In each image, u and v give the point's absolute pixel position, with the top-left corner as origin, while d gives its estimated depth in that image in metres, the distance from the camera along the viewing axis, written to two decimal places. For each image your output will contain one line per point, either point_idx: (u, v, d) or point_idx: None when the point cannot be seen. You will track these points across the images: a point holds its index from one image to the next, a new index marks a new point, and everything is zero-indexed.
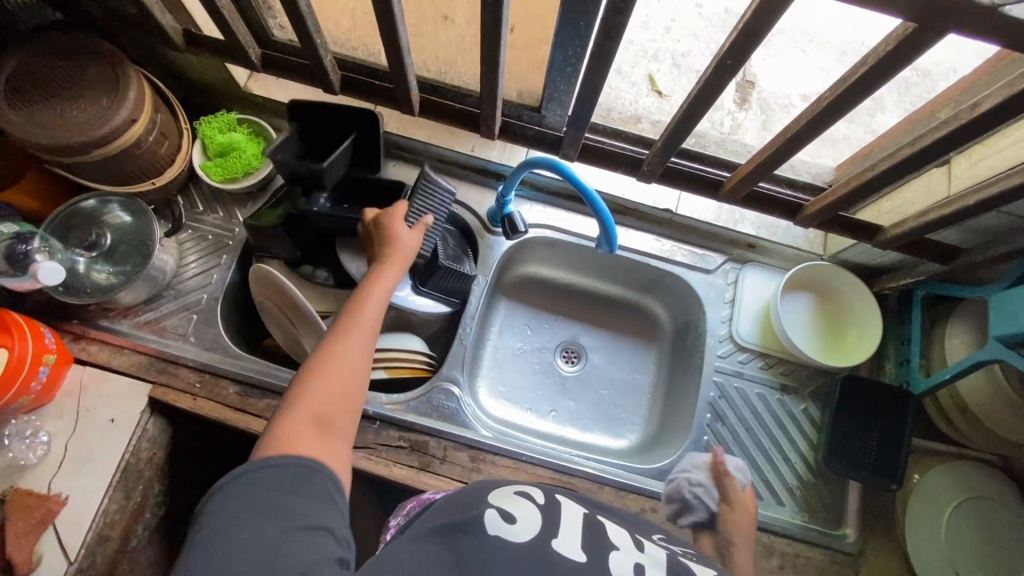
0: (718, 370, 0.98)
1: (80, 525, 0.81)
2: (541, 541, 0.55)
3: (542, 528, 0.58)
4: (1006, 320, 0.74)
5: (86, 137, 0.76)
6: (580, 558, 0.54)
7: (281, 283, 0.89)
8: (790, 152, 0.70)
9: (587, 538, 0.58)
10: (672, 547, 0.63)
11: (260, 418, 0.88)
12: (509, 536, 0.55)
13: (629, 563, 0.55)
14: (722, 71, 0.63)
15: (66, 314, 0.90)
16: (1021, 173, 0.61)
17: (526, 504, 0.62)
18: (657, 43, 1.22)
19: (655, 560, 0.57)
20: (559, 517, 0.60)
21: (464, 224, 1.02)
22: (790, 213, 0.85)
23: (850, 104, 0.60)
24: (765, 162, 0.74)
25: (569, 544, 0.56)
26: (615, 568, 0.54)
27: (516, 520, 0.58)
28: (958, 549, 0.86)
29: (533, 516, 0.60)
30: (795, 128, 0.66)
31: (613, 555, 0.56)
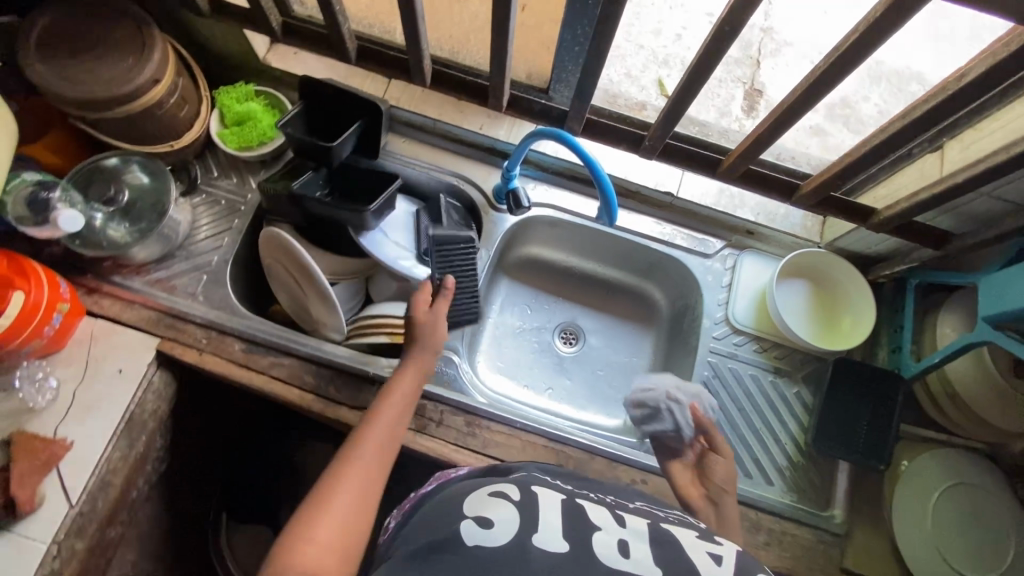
0: (712, 351, 1.00)
1: (83, 469, 0.83)
2: (523, 539, 0.52)
3: (521, 524, 0.53)
4: (995, 302, 0.75)
5: (111, 93, 0.80)
6: (564, 550, 0.51)
7: (291, 244, 0.91)
8: (786, 126, 0.73)
9: (571, 526, 0.55)
10: (654, 513, 0.63)
11: (263, 374, 0.90)
12: (490, 543, 0.51)
13: (614, 545, 0.54)
14: (722, 41, 0.66)
15: (81, 268, 0.93)
16: (1008, 150, 0.63)
17: (503, 502, 0.57)
18: (668, 49, 1.24)
19: (637, 532, 0.56)
20: (538, 512, 0.56)
21: (470, 201, 1.04)
22: (787, 193, 0.87)
23: (842, 74, 0.63)
24: (761, 139, 0.76)
25: (552, 537, 0.53)
26: (600, 550, 0.52)
27: (493, 523, 0.54)
28: (945, 535, 0.88)
29: (511, 515, 0.55)
30: (791, 101, 0.69)
31: (596, 535, 0.54)
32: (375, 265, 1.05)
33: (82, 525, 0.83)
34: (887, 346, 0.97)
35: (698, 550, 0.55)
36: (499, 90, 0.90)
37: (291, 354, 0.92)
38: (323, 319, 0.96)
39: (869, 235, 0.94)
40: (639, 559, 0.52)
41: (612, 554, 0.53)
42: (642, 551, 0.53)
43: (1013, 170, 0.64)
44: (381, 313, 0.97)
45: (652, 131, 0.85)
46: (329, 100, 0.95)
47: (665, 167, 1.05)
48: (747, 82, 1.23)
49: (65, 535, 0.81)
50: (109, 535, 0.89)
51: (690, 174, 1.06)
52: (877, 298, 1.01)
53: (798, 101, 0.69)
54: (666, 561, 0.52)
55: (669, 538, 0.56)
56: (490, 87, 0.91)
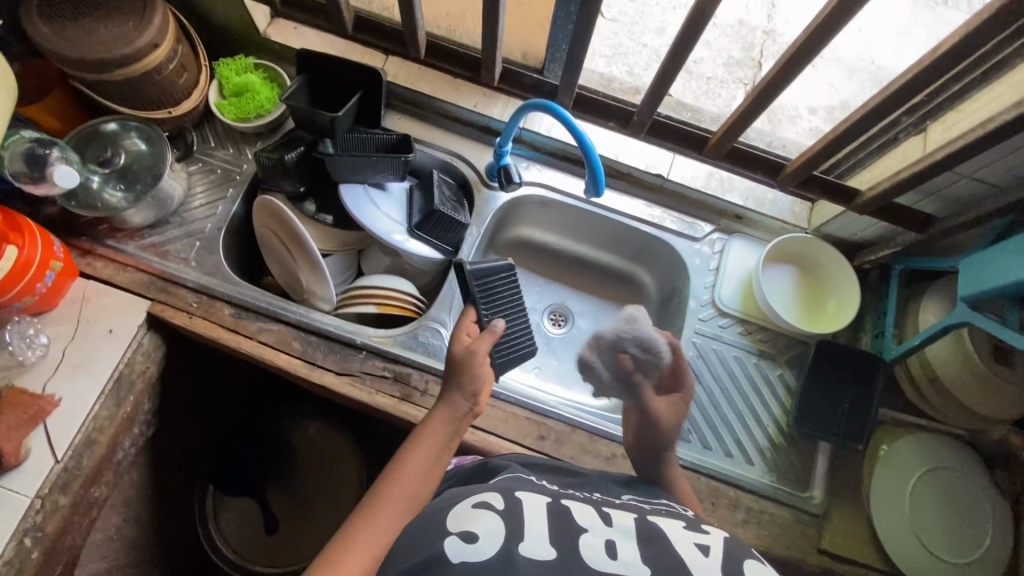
0: (697, 332, 1.01)
1: (70, 426, 0.84)
2: (509, 549, 0.52)
3: (508, 536, 0.54)
4: (971, 279, 0.77)
5: (111, 54, 0.81)
6: (550, 559, 0.53)
7: (285, 212, 0.94)
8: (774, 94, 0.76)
9: (557, 533, 0.56)
10: (641, 507, 0.65)
11: (251, 339, 0.91)
12: (478, 558, 0.52)
13: (600, 545, 0.55)
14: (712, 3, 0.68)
15: (76, 230, 0.94)
16: (984, 125, 0.65)
17: (487, 512, 0.57)
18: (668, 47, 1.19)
19: (624, 530, 0.58)
20: (523, 518, 0.57)
21: (463, 177, 1.06)
22: (773, 171, 0.95)
23: (827, 37, 0.65)
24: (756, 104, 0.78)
25: (538, 546, 0.54)
26: (586, 552, 0.54)
27: (479, 535, 0.54)
28: (922, 518, 0.89)
29: (497, 526, 0.55)
30: (779, 69, 0.71)
31: (582, 537, 0.56)
32: (368, 239, 1.07)
33: (67, 480, 0.84)
34: (870, 331, 0.98)
35: (685, 543, 0.57)
36: (491, 63, 0.93)
37: (279, 320, 0.93)
38: (312, 288, 0.97)
39: (855, 221, 0.95)
40: (625, 559, 0.53)
41: (599, 555, 0.54)
42: (629, 552, 0.54)
43: (988, 146, 0.66)
44: (372, 284, 0.99)
45: (639, 110, 0.91)
46: (329, 74, 0.97)
47: (657, 149, 1.06)
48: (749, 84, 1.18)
49: (49, 490, 0.82)
50: (93, 494, 0.90)
51: (682, 158, 1.06)
52: (863, 284, 1.02)
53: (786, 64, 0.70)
54: (653, 562, 0.54)
55: (654, 533, 0.58)
56: (482, 61, 0.94)
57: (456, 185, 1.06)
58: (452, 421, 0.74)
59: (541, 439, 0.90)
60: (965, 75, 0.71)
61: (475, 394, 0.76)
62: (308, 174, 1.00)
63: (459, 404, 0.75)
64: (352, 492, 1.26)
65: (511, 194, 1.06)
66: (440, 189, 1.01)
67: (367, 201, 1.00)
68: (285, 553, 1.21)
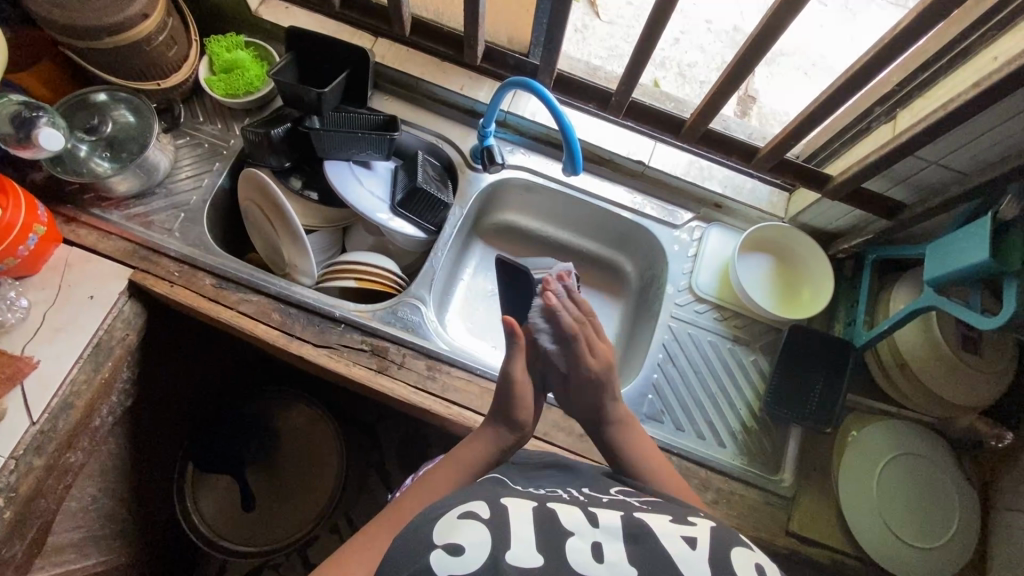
0: (673, 317, 1.02)
1: (47, 388, 0.85)
2: (495, 557, 0.49)
3: (494, 543, 0.51)
4: (936, 265, 0.78)
5: (103, 22, 0.83)
6: (537, 565, 0.49)
7: (268, 184, 0.95)
8: (746, 71, 0.78)
9: (543, 536, 0.53)
10: (628, 505, 0.61)
11: (231, 310, 0.92)
12: (465, 569, 0.48)
13: (587, 548, 0.52)
14: None
15: (62, 198, 0.95)
16: (945, 108, 0.68)
17: (473, 520, 0.53)
18: (664, 52, 1.24)
19: (610, 530, 0.55)
20: (508, 524, 0.53)
21: (447, 158, 1.08)
22: (747, 155, 0.98)
23: (790, 15, 0.68)
24: (727, 84, 0.81)
25: (524, 551, 0.50)
26: (574, 557, 0.51)
27: (465, 546, 0.50)
28: (888, 502, 0.89)
29: (482, 535, 0.52)
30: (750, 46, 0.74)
31: (569, 540, 0.52)
32: (352, 217, 1.09)
33: (41, 443, 0.84)
34: (843, 319, 0.99)
35: (673, 536, 0.55)
36: (473, 40, 0.94)
37: (259, 291, 0.94)
38: (294, 262, 0.99)
39: (830, 210, 0.97)
40: (614, 562, 0.51)
41: (586, 559, 0.51)
42: (616, 552, 0.52)
43: (949, 129, 0.68)
44: (354, 260, 1.00)
45: (617, 91, 0.95)
46: (317, 53, 0.99)
47: (638, 137, 1.07)
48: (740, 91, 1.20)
49: (23, 452, 0.82)
50: (68, 460, 0.90)
51: (662, 145, 1.08)
52: (839, 274, 1.03)
53: (759, 42, 0.73)
54: (641, 560, 0.51)
55: (643, 530, 0.55)
56: (465, 38, 0.95)
57: (440, 167, 1.08)
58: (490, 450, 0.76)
59: None
60: (932, 62, 0.73)
61: (520, 428, 0.78)
62: (294, 148, 1.01)
63: (503, 437, 0.77)
64: (331, 472, 1.26)
65: (494, 175, 1.07)
66: (424, 169, 1.03)
67: (352, 178, 1.02)
68: (261, 531, 1.21)
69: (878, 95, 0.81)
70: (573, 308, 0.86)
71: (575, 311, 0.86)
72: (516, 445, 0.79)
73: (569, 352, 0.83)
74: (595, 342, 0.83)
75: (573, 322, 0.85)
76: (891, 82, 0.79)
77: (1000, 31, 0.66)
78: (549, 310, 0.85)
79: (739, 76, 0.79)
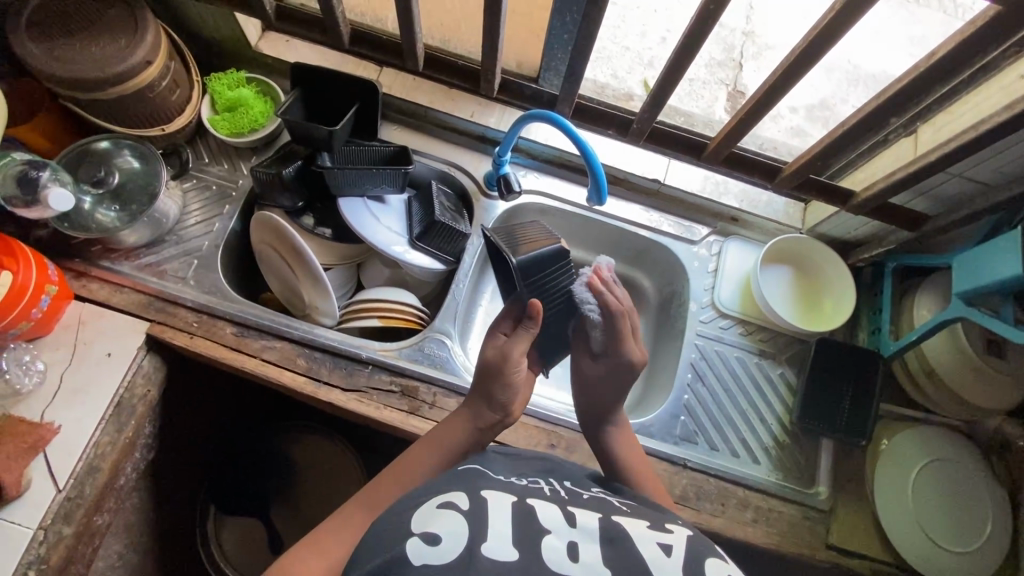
0: (699, 335, 1.02)
1: (71, 453, 0.82)
2: (471, 550, 0.49)
3: (470, 535, 0.50)
4: (966, 277, 0.79)
5: (106, 73, 0.81)
6: (512, 561, 0.48)
7: (283, 226, 0.93)
8: (774, 99, 0.78)
9: (519, 531, 0.52)
10: (607, 506, 0.61)
11: (254, 358, 0.90)
12: (440, 560, 0.48)
13: (563, 547, 0.51)
14: (707, 16, 0.70)
15: (69, 253, 0.92)
16: (976, 128, 0.68)
17: (449, 511, 0.53)
18: (652, 51, 1.19)
19: (587, 530, 0.54)
20: (488, 521, 0.52)
21: (461, 186, 1.06)
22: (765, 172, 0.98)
23: (825, 45, 0.68)
24: (756, 109, 0.81)
25: (501, 546, 0.49)
26: (549, 555, 0.50)
27: (441, 537, 0.50)
28: (924, 510, 0.90)
29: (461, 528, 0.51)
30: (784, 69, 0.74)
31: (544, 538, 0.51)
32: (366, 251, 1.07)
33: (69, 510, 0.81)
34: (867, 328, 1.00)
35: (648, 542, 0.54)
36: (490, 73, 0.93)
37: (281, 337, 0.92)
38: (316, 303, 0.97)
39: (850, 220, 0.97)
40: (589, 562, 0.50)
41: (560, 557, 0.50)
42: (594, 555, 0.51)
43: (979, 149, 0.69)
44: (373, 297, 0.98)
45: (639, 117, 0.92)
46: (324, 88, 0.97)
47: (653, 155, 1.07)
48: (730, 84, 1.20)
49: (51, 521, 0.80)
50: (95, 523, 0.87)
51: (676, 163, 1.07)
52: (857, 281, 1.04)
53: (790, 68, 0.73)
54: (615, 561, 0.51)
55: (619, 534, 0.54)
56: (482, 71, 0.94)
57: (455, 196, 1.06)
58: (469, 430, 0.75)
59: (551, 447, 0.90)
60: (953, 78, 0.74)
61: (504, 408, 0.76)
62: (306, 185, 0.99)
63: (483, 416, 0.75)
64: None
65: (510, 202, 1.06)
66: (440, 200, 1.01)
67: (367, 214, 1.00)
68: None
69: None
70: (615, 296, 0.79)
71: (621, 299, 0.81)
72: (498, 426, 0.77)
73: (610, 331, 0.80)
74: (641, 331, 0.81)
75: (619, 303, 0.80)
76: None
77: (1022, 49, 0.67)
78: (594, 290, 0.80)
79: (768, 101, 0.79)
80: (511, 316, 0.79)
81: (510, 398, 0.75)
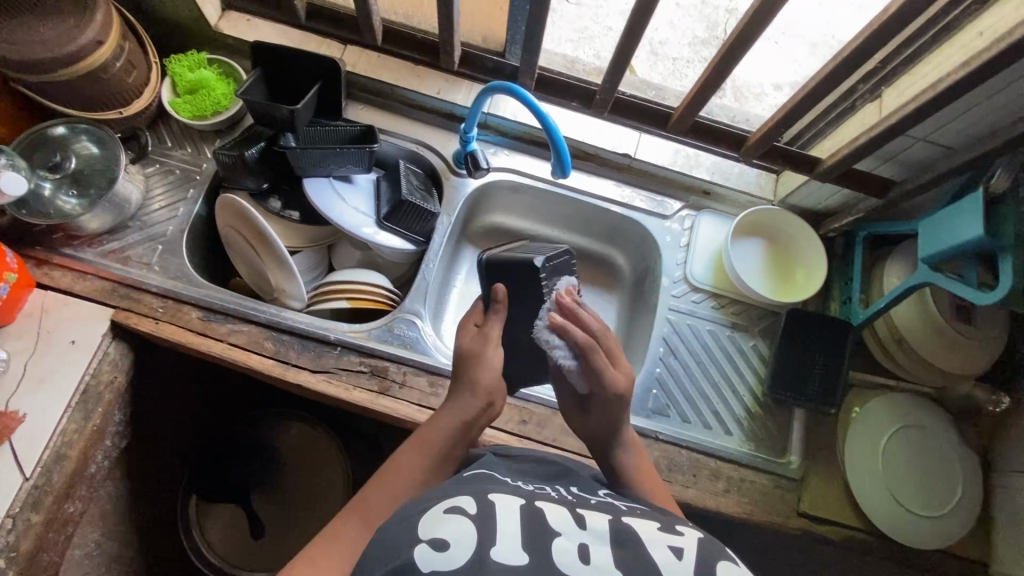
0: (672, 309, 1.02)
1: (37, 441, 0.82)
2: (480, 554, 0.46)
3: (478, 538, 0.47)
4: (935, 241, 0.78)
5: (53, 53, 0.79)
6: (522, 565, 0.46)
7: (246, 209, 0.92)
8: (731, 65, 0.77)
9: (527, 531, 0.49)
10: (616, 507, 0.58)
11: (220, 341, 0.89)
12: (448, 567, 0.45)
13: (573, 549, 0.48)
14: None
15: (31, 240, 0.91)
16: (934, 88, 0.67)
17: (457, 516, 0.50)
18: None
19: (597, 530, 0.51)
20: (494, 522, 0.49)
21: (429, 165, 1.05)
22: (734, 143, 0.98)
23: (779, 6, 0.67)
24: (715, 76, 0.80)
25: (511, 549, 0.47)
26: (559, 558, 0.47)
27: (449, 543, 0.47)
28: (895, 478, 0.90)
29: (468, 531, 0.48)
30: (740, 31, 0.72)
31: (554, 540, 0.49)
32: (336, 233, 1.06)
33: (38, 498, 0.81)
34: (838, 298, 1.00)
35: (658, 545, 0.50)
36: (449, 45, 0.92)
37: (249, 320, 0.91)
38: (283, 286, 0.96)
39: (821, 190, 0.96)
40: (599, 564, 0.47)
41: (571, 560, 0.47)
42: (603, 555, 0.48)
43: (937, 109, 0.68)
44: (342, 279, 0.98)
45: (601, 87, 0.91)
46: (286, 67, 0.95)
47: (623, 130, 1.05)
48: None
49: (20, 509, 0.79)
50: (67, 510, 0.87)
51: (647, 136, 1.06)
52: (830, 251, 1.03)
53: (745, 32, 0.71)
54: (626, 563, 0.48)
55: (629, 535, 0.51)
56: (441, 43, 0.93)
57: (423, 175, 1.05)
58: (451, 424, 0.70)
59: (523, 423, 0.90)
60: (915, 38, 0.72)
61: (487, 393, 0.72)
62: (271, 167, 0.98)
63: (464, 407, 0.71)
64: (337, 489, 1.23)
65: (480, 180, 1.05)
66: (407, 178, 1.00)
67: (333, 195, 0.99)
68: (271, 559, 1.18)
69: (862, 73, 0.81)
70: (590, 324, 0.75)
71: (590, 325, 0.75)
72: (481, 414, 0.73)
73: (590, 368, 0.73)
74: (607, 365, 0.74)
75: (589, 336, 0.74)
76: (875, 60, 0.79)
77: (984, 5, 0.65)
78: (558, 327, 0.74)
79: (726, 65, 0.78)
80: (480, 301, 0.80)
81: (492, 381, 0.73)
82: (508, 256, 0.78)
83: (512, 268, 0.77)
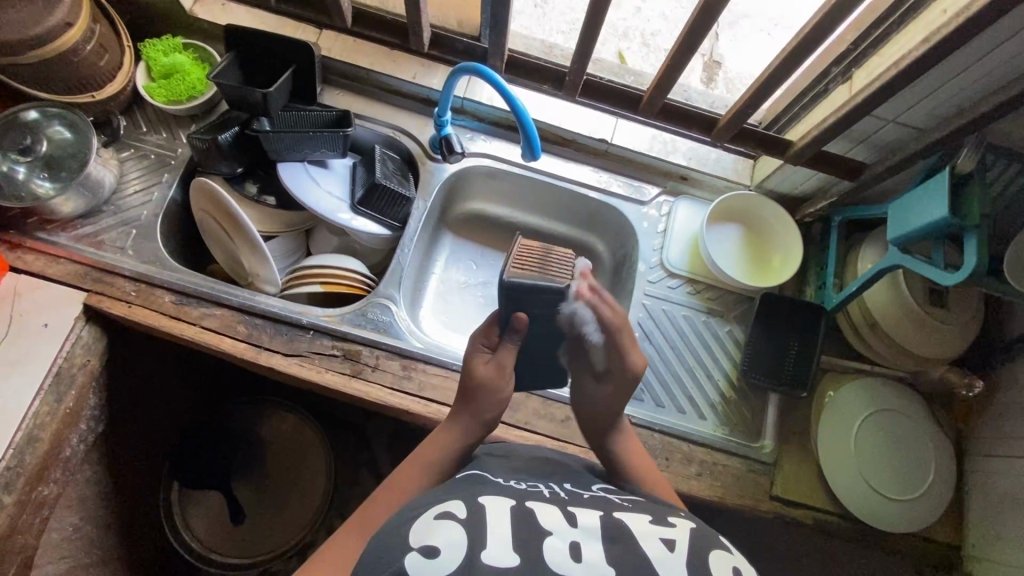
0: (648, 294, 1.02)
1: (9, 423, 0.82)
2: (470, 557, 0.45)
3: (469, 543, 0.47)
4: (904, 223, 0.78)
5: (21, 35, 0.80)
6: (512, 565, 0.45)
7: (218, 193, 0.92)
8: (695, 44, 0.77)
9: (519, 531, 0.48)
10: (610, 503, 0.57)
11: (193, 325, 0.89)
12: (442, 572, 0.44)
13: (565, 548, 0.48)
14: None
15: (4, 225, 0.91)
16: (895, 66, 0.67)
17: (447, 521, 0.49)
18: (628, 21, 1.13)
19: (588, 528, 0.50)
20: (484, 526, 0.49)
21: (406, 150, 1.05)
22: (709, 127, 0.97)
23: None
24: (680, 55, 0.80)
25: (501, 551, 0.46)
26: (550, 556, 0.46)
27: (440, 548, 0.46)
28: (868, 462, 0.90)
29: (460, 536, 0.47)
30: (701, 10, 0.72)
31: (545, 539, 0.48)
32: (313, 219, 1.06)
33: (11, 478, 0.81)
34: (814, 284, 1.00)
35: (650, 539, 0.50)
36: (418, 26, 0.92)
37: (221, 304, 0.91)
38: (257, 271, 0.97)
39: (794, 174, 0.96)
40: (591, 562, 0.46)
41: (561, 557, 0.47)
42: (595, 552, 0.48)
43: (900, 87, 0.68)
44: (316, 264, 0.98)
45: (571, 69, 0.92)
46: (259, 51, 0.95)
47: (599, 115, 1.05)
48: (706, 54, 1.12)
49: None
50: (41, 493, 0.87)
51: (624, 122, 1.06)
52: (806, 237, 1.03)
53: (708, 11, 0.71)
54: (621, 561, 0.47)
55: (622, 530, 0.51)
56: (409, 25, 0.93)
57: (400, 161, 1.05)
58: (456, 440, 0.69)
59: None
60: (881, 19, 0.72)
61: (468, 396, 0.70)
62: (247, 151, 0.98)
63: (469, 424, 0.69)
64: (317, 474, 1.24)
65: (456, 164, 1.05)
66: (382, 163, 1.00)
67: (308, 180, 0.99)
68: (251, 544, 1.19)
69: (833, 55, 0.81)
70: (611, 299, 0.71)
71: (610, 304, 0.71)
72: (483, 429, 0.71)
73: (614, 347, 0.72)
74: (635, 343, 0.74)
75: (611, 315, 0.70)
76: (846, 42, 0.79)
77: None
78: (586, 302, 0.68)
79: (692, 45, 0.77)
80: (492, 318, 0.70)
81: (488, 396, 0.69)
82: (537, 287, 0.62)
83: (535, 296, 0.63)
